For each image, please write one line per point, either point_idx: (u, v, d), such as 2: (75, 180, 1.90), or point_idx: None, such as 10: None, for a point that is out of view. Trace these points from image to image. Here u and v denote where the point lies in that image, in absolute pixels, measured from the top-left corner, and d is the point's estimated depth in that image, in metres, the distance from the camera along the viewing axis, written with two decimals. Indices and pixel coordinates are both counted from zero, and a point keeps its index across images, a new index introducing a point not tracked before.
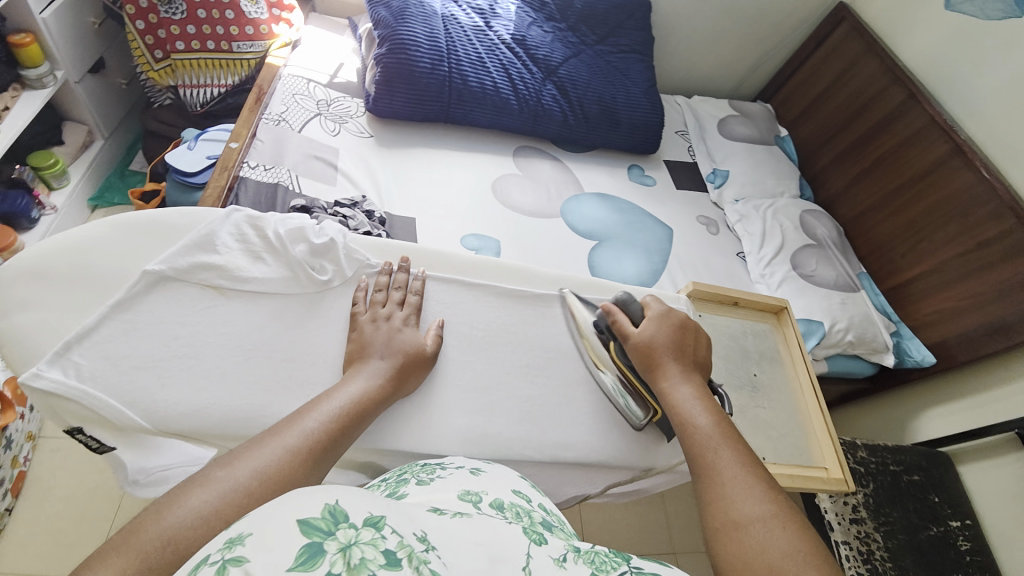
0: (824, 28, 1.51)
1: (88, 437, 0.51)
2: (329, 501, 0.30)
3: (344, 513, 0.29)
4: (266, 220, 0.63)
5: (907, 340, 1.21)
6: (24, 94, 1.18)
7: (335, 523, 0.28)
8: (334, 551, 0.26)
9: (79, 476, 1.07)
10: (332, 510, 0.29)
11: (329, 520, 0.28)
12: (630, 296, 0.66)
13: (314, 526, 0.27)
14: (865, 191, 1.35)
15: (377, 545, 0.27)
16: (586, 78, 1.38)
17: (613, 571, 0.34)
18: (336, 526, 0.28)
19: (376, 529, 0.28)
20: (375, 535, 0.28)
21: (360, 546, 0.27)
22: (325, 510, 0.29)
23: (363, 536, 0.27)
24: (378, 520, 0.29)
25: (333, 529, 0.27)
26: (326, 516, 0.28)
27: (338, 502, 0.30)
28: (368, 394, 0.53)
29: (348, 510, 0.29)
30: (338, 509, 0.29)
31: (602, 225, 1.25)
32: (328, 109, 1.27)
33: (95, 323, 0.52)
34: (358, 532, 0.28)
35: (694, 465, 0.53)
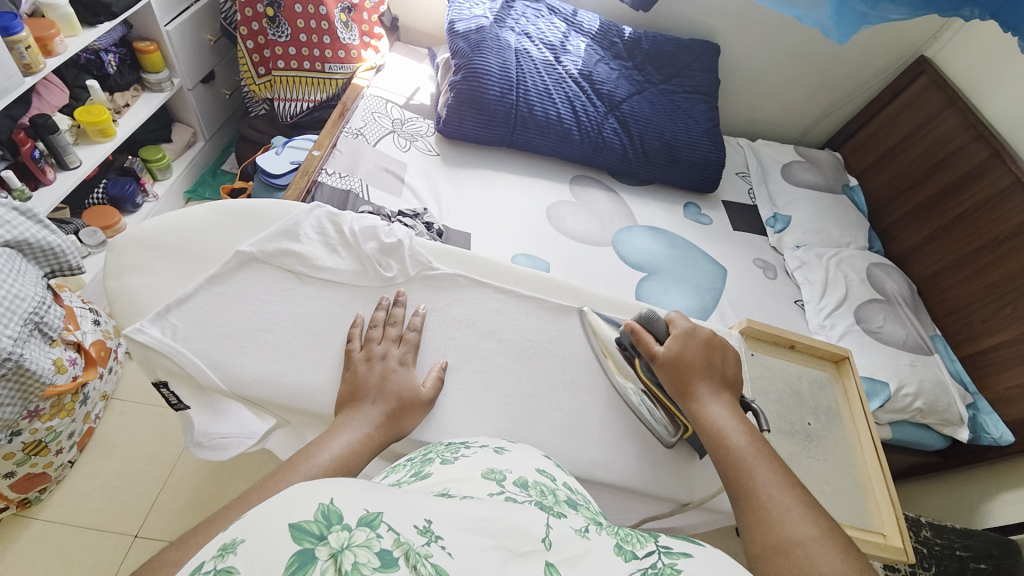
0: (901, 80, 1.46)
1: (170, 392, 0.57)
2: (321, 502, 0.26)
3: (338, 513, 0.26)
4: (344, 218, 0.69)
5: (984, 414, 1.11)
6: (144, 94, 1.39)
7: (327, 527, 0.25)
8: (325, 558, 0.24)
9: (139, 440, 1.16)
10: (324, 511, 0.26)
11: (321, 523, 0.25)
12: (654, 313, 0.65)
13: (305, 533, 0.25)
14: (941, 249, 1.27)
15: (372, 547, 0.25)
16: (649, 114, 1.41)
17: (638, 545, 0.33)
18: (327, 529, 0.25)
19: (371, 528, 0.25)
20: (369, 536, 0.25)
21: (353, 551, 0.24)
22: (316, 512, 0.26)
23: (357, 539, 0.25)
24: (373, 517, 0.26)
25: (325, 533, 0.25)
26: (317, 519, 0.25)
27: (330, 501, 0.26)
28: (363, 443, 0.51)
29: (341, 510, 0.26)
30: (329, 510, 0.26)
31: (654, 257, 1.25)
32: (402, 127, 1.37)
33: (192, 291, 0.59)
34: (351, 533, 0.25)
35: (733, 486, 0.53)
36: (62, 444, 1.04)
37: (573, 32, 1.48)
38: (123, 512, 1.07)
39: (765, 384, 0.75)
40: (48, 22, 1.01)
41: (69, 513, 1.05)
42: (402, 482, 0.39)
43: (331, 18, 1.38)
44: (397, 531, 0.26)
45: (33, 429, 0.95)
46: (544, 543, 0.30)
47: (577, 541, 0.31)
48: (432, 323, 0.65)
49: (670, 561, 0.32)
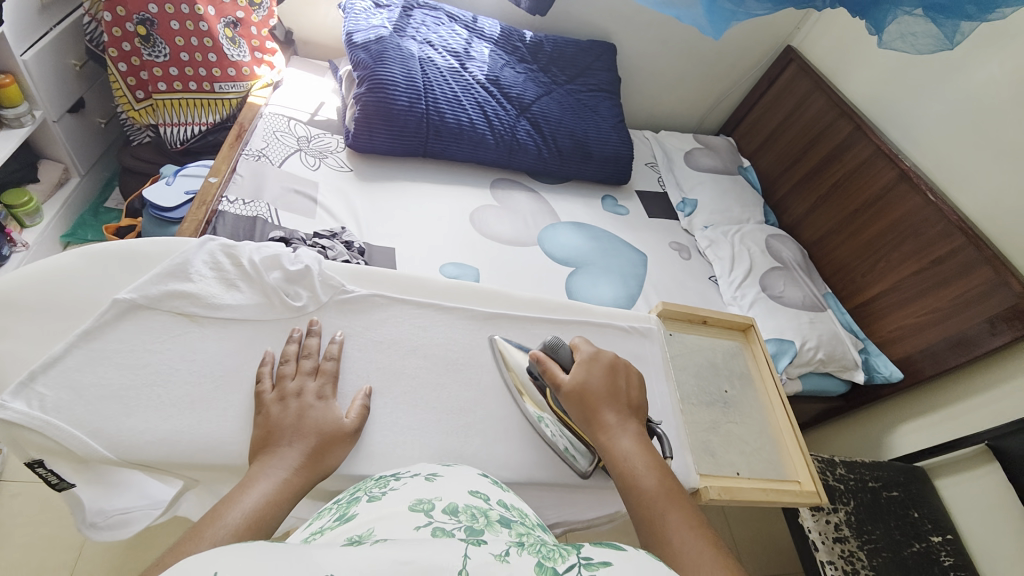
0: (775, 68, 1.64)
1: (48, 472, 0.50)
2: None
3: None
4: (241, 249, 0.64)
5: (874, 356, 1.26)
6: (0, 133, 1.19)
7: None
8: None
9: (37, 522, 1.01)
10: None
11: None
12: (559, 340, 0.63)
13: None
14: (823, 216, 1.43)
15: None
16: (558, 115, 1.45)
17: (561, 560, 0.29)
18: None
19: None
20: None
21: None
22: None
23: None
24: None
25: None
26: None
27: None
28: (280, 490, 0.47)
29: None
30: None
31: (578, 252, 1.29)
32: (309, 145, 1.31)
33: (62, 352, 0.52)
34: None
35: (647, 532, 0.51)
36: None
37: (476, 38, 1.49)
38: None
39: (684, 360, 0.80)
40: None
41: None
42: (324, 529, 0.37)
43: (215, 35, 1.27)
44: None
45: None
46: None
47: (496, 566, 0.28)
48: (352, 348, 0.63)
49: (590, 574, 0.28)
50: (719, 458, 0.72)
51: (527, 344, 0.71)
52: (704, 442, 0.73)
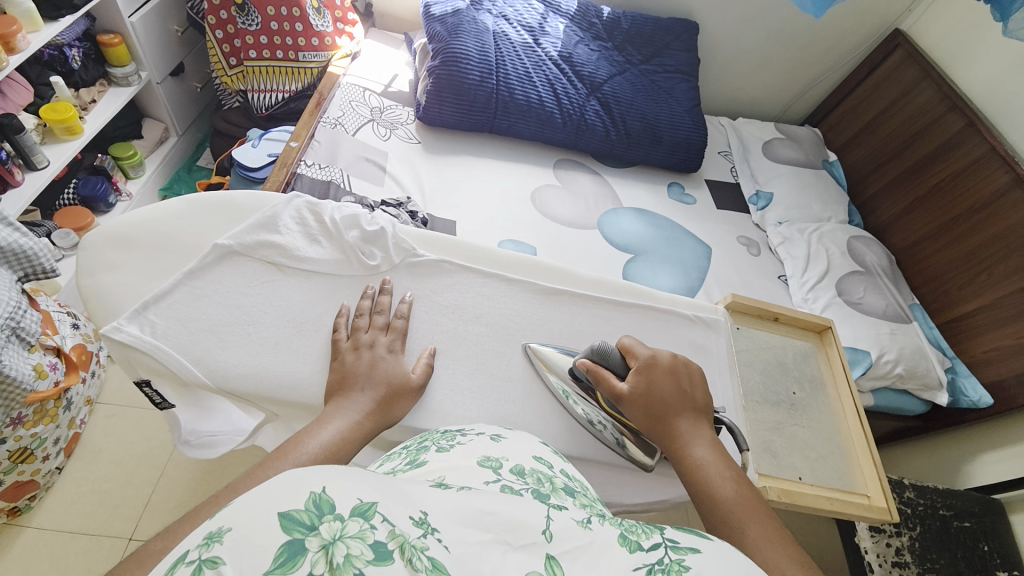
0: (877, 53, 1.47)
1: (153, 391, 0.56)
2: (313, 490, 0.25)
3: (330, 502, 0.25)
4: (324, 207, 0.68)
5: (963, 377, 1.14)
6: (110, 89, 1.33)
7: (319, 517, 0.24)
8: (314, 550, 0.23)
9: (128, 442, 1.14)
10: (316, 500, 0.25)
11: (313, 513, 0.24)
12: (607, 346, 0.61)
13: (295, 522, 0.24)
14: (919, 219, 1.30)
15: (366, 539, 0.24)
16: (630, 95, 1.40)
17: (643, 536, 0.30)
18: (319, 520, 0.24)
19: (364, 519, 0.24)
20: (363, 527, 0.24)
21: (345, 543, 0.23)
22: (307, 501, 0.25)
23: (350, 530, 0.24)
24: (367, 507, 0.25)
25: (316, 524, 0.24)
26: (308, 509, 0.24)
27: (321, 490, 0.25)
28: (353, 431, 0.50)
29: (333, 499, 0.25)
30: (321, 499, 0.25)
31: (639, 239, 1.25)
32: (382, 116, 1.35)
33: (171, 287, 0.58)
34: (343, 525, 0.24)
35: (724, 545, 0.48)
36: (48, 450, 1.02)
37: (552, 13, 1.46)
38: (116, 515, 1.06)
39: (750, 356, 0.77)
40: (12, 18, 0.96)
41: (58, 521, 1.03)
42: (397, 470, 0.38)
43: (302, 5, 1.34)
44: (392, 522, 0.25)
45: (16, 437, 0.92)
46: (544, 535, 0.28)
47: (580, 532, 0.29)
48: (420, 309, 0.65)
49: (678, 557, 0.29)
50: (780, 459, 0.69)
51: (586, 324, 0.70)
52: (766, 442, 0.70)
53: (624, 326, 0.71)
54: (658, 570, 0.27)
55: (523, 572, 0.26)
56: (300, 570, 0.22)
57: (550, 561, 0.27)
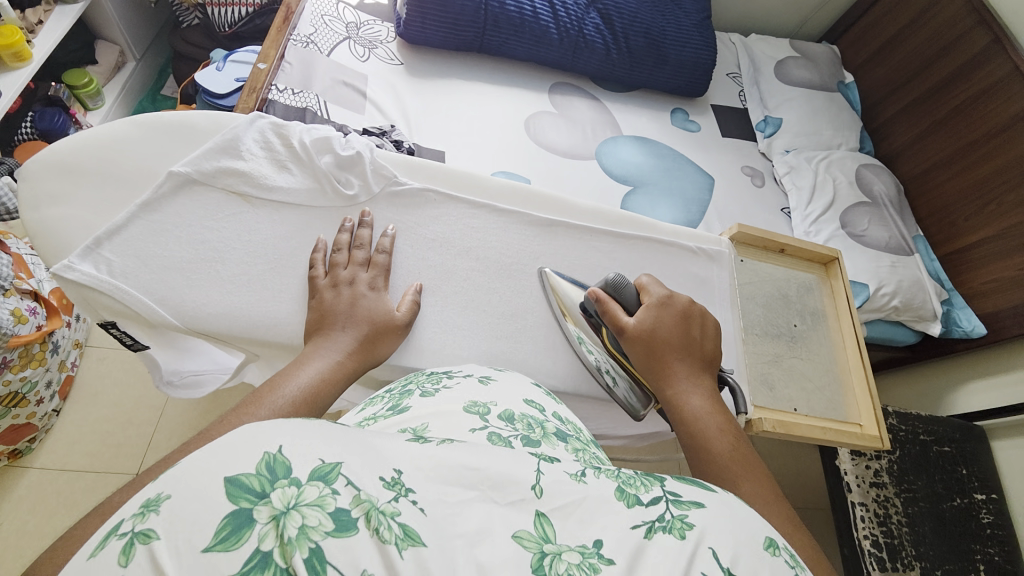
0: None
1: (122, 332, 0.53)
2: (267, 450, 0.23)
3: (285, 465, 0.22)
4: (291, 129, 0.61)
5: (958, 309, 1.13)
6: (56, 8, 1.16)
7: (272, 482, 0.22)
8: (265, 521, 0.21)
9: (123, 385, 1.14)
10: (269, 463, 0.22)
11: (264, 479, 0.22)
12: (623, 278, 0.56)
13: (243, 489, 0.22)
14: (933, 146, 1.22)
15: (325, 507, 0.22)
16: (634, 6, 1.26)
17: (643, 489, 0.28)
18: (271, 486, 0.22)
19: (325, 484, 0.22)
20: (323, 493, 0.22)
21: (301, 513, 0.21)
22: (259, 464, 0.22)
23: (307, 497, 0.22)
24: (328, 470, 0.23)
25: (267, 491, 0.22)
26: (259, 473, 0.22)
27: (276, 450, 0.23)
28: (335, 371, 0.48)
29: (289, 460, 0.23)
30: (275, 460, 0.22)
31: (639, 169, 1.17)
32: (358, 33, 1.20)
33: (125, 221, 0.52)
34: (300, 491, 0.22)
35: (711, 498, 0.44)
36: (42, 394, 1.00)
37: None
38: (120, 453, 1.07)
39: (753, 289, 0.73)
40: None
41: (62, 460, 1.05)
42: (378, 417, 0.36)
43: None
44: (357, 487, 0.23)
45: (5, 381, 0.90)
46: (534, 491, 0.26)
47: (572, 486, 0.27)
48: (403, 243, 0.60)
49: (681, 513, 0.27)
50: (777, 392, 0.68)
51: (583, 258, 0.66)
52: (764, 374, 0.69)
53: (623, 259, 0.67)
54: (659, 528, 0.26)
55: (511, 530, 0.24)
56: (249, 544, 0.20)
57: (540, 518, 0.25)
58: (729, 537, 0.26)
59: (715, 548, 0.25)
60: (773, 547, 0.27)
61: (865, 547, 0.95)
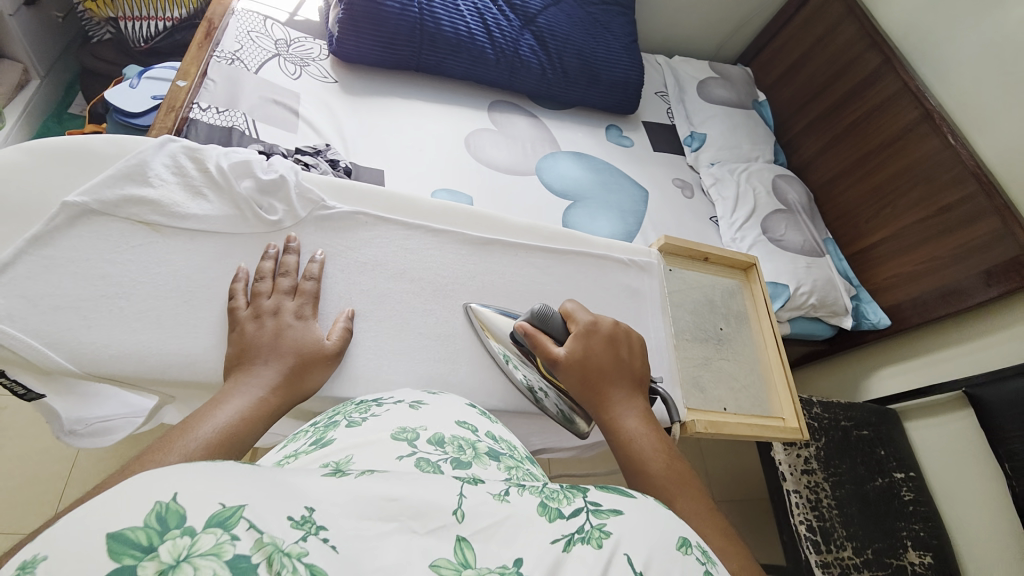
0: None
1: (10, 382, 0.48)
2: (159, 499, 0.21)
3: (179, 513, 0.20)
4: (206, 152, 0.58)
5: (865, 303, 1.25)
6: None
7: (162, 534, 0.20)
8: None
9: (24, 436, 1.01)
10: (159, 513, 0.20)
11: (153, 531, 0.20)
12: (548, 309, 0.57)
13: (127, 545, 0.19)
14: (836, 157, 1.36)
15: (222, 556, 0.20)
16: (566, 29, 1.31)
17: (565, 502, 0.28)
18: (160, 538, 0.20)
19: (222, 529, 0.20)
20: (219, 540, 0.20)
21: (192, 564, 0.19)
22: (148, 515, 0.20)
23: (201, 546, 0.20)
24: (229, 513, 0.21)
25: (155, 544, 0.19)
26: (147, 526, 0.20)
27: (170, 498, 0.21)
28: (256, 409, 0.45)
29: (184, 508, 0.21)
30: (167, 509, 0.20)
31: (577, 184, 1.21)
32: (289, 50, 1.17)
33: (9, 257, 0.47)
34: (193, 541, 0.20)
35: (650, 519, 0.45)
36: None
37: None
38: (23, 512, 0.95)
39: (681, 297, 0.78)
40: None
41: None
42: (299, 453, 0.34)
43: None
44: (259, 530, 0.21)
45: None
46: (455, 516, 0.25)
47: (493, 506, 0.27)
48: (334, 268, 0.58)
49: (600, 523, 0.27)
50: (707, 393, 0.72)
51: (519, 274, 0.67)
52: (695, 377, 0.73)
53: (559, 274, 0.69)
54: (577, 540, 0.26)
55: (428, 560, 0.23)
56: None
57: (460, 543, 0.24)
58: (645, 542, 0.27)
59: (631, 554, 0.26)
60: (687, 546, 0.28)
61: (801, 532, 1.02)
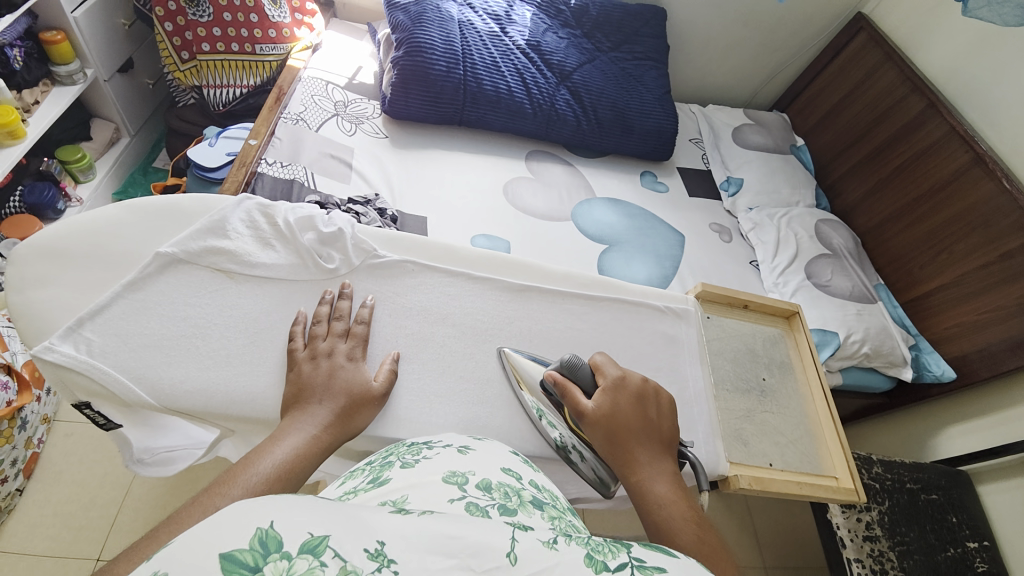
0: (840, 38, 1.48)
1: (95, 413, 0.53)
2: (260, 526, 0.24)
3: (277, 539, 0.23)
4: (276, 209, 0.65)
5: (926, 353, 1.17)
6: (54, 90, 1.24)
7: (264, 557, 0.23)
8: None
9: (89, 463, 1.08)
10: (261, 538, 0.23)
11: (257, 554, 0.23)
12: (578, 359, 0.58)
13: (237, 564, 0.22)
14: (883, 201, 1.32)
15: None
16: (600, 83, 1.38)
17: (609, 556, 0.28)
18: (263, 560, 0.22)
19: (313, 556, 0.23)
20: (312, 565, 0.23)
21: None
22: (252, 539, 0.23)
23: (297, 569, 0.22)
24: (317, 542, 0.23)
25: (259, 565, 0.22)
26: (253, 548, 0.23)
27: (268, 525, 0.24)
28: (311, 445, 0.48)
29: (280, 534, 0.23)
30: (267, 535, 0.23)
31: (612, 229, 1.24)
32: (346, 110, 1.29)
33: (108, 301, 0.54)
34: (290, 564, 0.23)
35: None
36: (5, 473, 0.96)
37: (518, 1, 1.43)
38: (81, 537, 1.01)
39: (721, 345, 0.77)
40: None
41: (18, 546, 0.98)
42: (358, 489, 0.37)
43: None
44: (343, 558, 0.23)
45: None
46: (509, 558, 0.26)
47: (544, 553, 0.27)
48: (382, 312, 0.62)
49: None
50: (751, 447, 0.70)
51: (557, 320, 0.69)
52: (737, 430, 0.70)
53: (597, 321, 0.70)
54: None
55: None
56: None
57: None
58: None
59: None
60: None
61: None
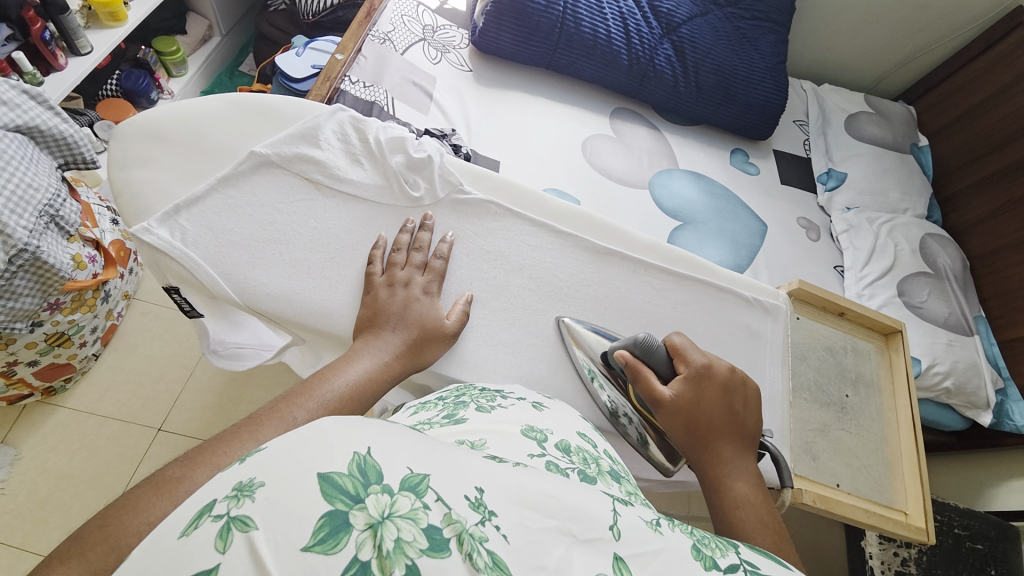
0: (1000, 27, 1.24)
1: (182, 299, 0.55)
2: (357, 451, 0.24)
3: (376, 470, 0.23)
4: (368, 124, 0.62)
5: (1012, 401, 1.06)
6: None
7: (365, 487, 0.23)
8: (361, 528, 0.22)
9: (159, 343, 1.17)
10: (360, 464, 0.23)
11: (357, 482, 0.23)
12: (654, 341, 0.53)
13: (337, 490, 0.22)
14: (1006, 225, 1.15)
15: (418, 522, 0.22)
16: (709, 41, 1.23)
17: (719, 554, 0.29)
18: (364, 490, 0.22)
19: (416, 496, 0.23)
20: (415, 506, 0.23)
21: (395, 523, 0.22)
22: (350, 464, 0.23)
23: (400, 508, 0.22)
24: (418, 482, 0.24)
25: (361, 495, 0.22)
26: (352, 474, 0.23)
27: (366, 452, 0.24)
28: (381, 371, 0.48)
29: (379, 465, 0.24)
30: (366, 462, 0.23)
31: (691, 205, 1.15)
32: (433, 36, 1.23)
33: (204, 193, 0.54)
34: (393, 500, 0.23)
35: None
36: (85, 338, 1.04)
37: None
38: (148, 405, 1.11)
39: (806, 349, 0.70)
40: None
41: (94, 404, 1.09)
42: (433, 423, 0.36)
43: None
44: (448, 505, 0.24)
45: (54, 322, 0.92)
46: (612, 533, 0.27)
47: (650, 535, 0.28)
48: (460, 251, 0.60)
49: None
50: (819, 463, 0.65)
51: (634, 292, 0.64)
52: (807, 443, 0.65)
53: (677, 299, 0.65)
54: None
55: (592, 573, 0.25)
56: (346, 549, 0.21)
57: (618, 563, 0.26)
58: None
59: None
60: None
61: None
